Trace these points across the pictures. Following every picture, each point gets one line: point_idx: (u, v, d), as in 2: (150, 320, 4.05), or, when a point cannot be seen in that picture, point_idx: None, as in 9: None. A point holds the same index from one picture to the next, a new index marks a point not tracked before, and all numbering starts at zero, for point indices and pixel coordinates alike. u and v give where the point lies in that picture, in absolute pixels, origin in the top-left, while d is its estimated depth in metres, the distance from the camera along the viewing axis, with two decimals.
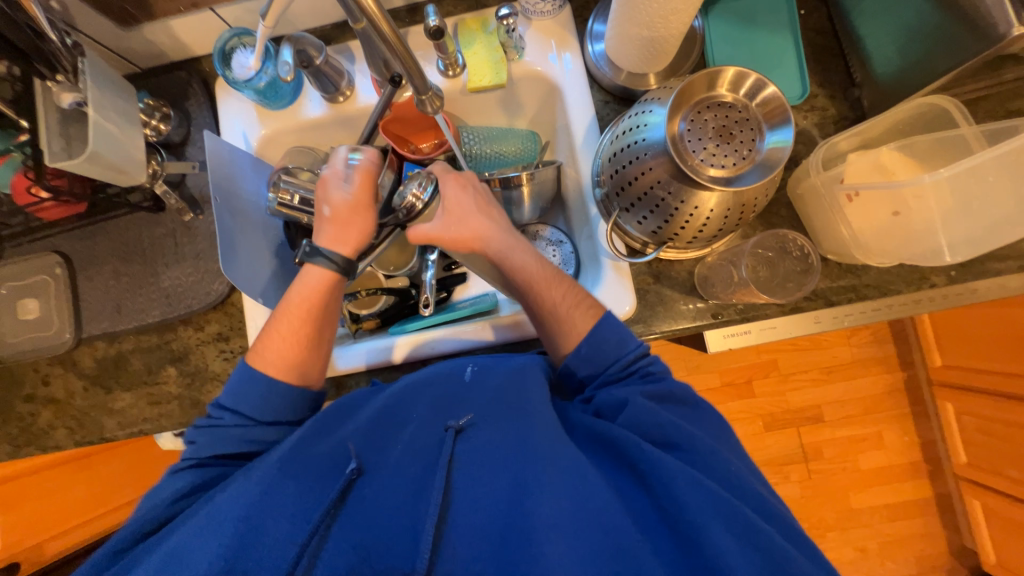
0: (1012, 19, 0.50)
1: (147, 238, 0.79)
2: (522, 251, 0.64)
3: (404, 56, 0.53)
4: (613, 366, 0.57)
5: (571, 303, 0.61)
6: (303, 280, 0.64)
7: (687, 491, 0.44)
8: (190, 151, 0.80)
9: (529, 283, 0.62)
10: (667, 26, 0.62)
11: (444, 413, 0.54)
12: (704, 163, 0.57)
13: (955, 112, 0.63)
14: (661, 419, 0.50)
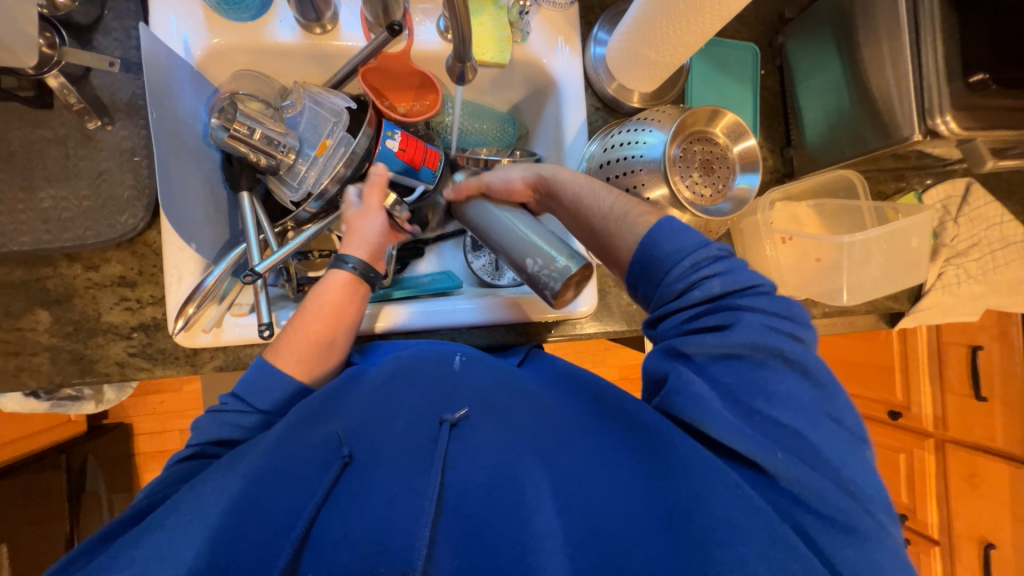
0: (915, 128, 0.65)
1: (20, 140, 0.60)
2: (568, 170, 0.60)
3: (461, 28, 0.51)
4: (675, 275, 0.50)
5: (631, 207, 0.56)
6: (324, 284, 0.60)
7: (704, 485, 0.43)
8: (101, 40, 0.62)
9: (578, 197, 0.58)
10: (671, 56, 0.67)
11: (439, 406, 0.53)
12: (687, 189, 0.64)
13: (858, 186, 0.81)
14: (705, 407, 0.45)
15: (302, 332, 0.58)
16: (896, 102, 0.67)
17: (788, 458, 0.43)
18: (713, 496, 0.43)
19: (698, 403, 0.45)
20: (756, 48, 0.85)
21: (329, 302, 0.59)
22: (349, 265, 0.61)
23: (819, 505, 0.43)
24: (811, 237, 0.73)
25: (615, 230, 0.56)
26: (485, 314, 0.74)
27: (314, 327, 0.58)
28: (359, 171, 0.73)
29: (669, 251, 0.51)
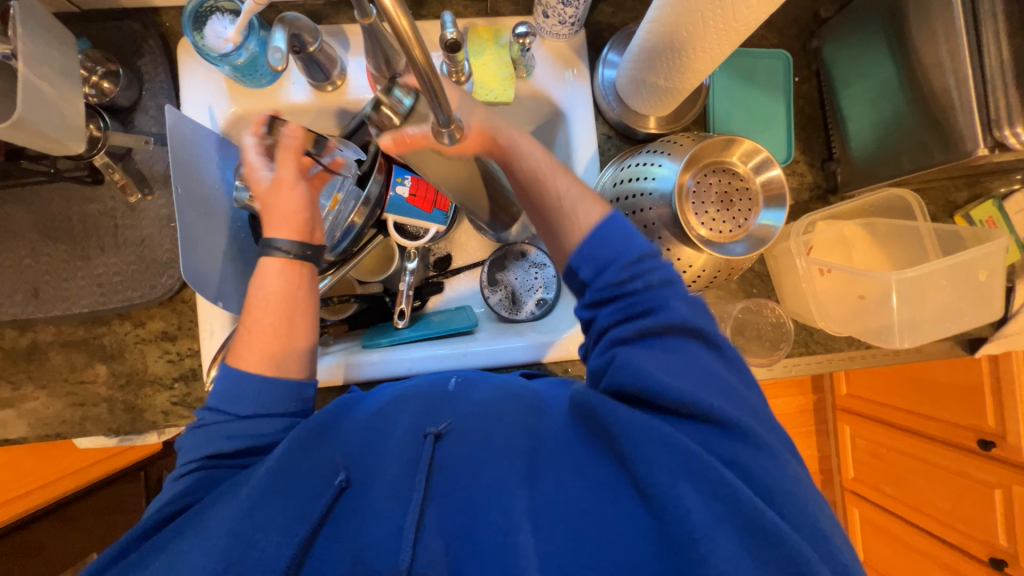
0: (979, 141, 0.56)
1: (78, 214, 0.68)
2: (529, 142, 0.56)
3: (432, 86, 0.41)
4: (616, 265, 0.49)
5: (580, 190, 0.54)
6: (263, 274, 0.57)
7: (656, 456, 0.41)
8: (140, 120, 0.69)
9: (534, 173, 0.55)
10: (681, 82, 0.63)
11: (422, 420, 0.53)
12: (701, 225, 0.59)
13: (916, 208, 0.73)
14: (651, 383, 0.44)
15: (252, 338, 0.55)
16: (954, 110, 0.57)
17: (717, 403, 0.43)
18: (661, 462, 0.41)
19: (627, 369, 0.45)
20: (786, 55, 0.78)
21: (276, 293, 0.56)
22: (280, 248, 0.57)
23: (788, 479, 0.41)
24: (850, 270, 0.66)
25: (574, 212, 0.53)
26: (498, 356, 0.75)
27: (266, 322, 0.55)
28: (373, 218, 0.76)
29: (617, 240, 0.49)
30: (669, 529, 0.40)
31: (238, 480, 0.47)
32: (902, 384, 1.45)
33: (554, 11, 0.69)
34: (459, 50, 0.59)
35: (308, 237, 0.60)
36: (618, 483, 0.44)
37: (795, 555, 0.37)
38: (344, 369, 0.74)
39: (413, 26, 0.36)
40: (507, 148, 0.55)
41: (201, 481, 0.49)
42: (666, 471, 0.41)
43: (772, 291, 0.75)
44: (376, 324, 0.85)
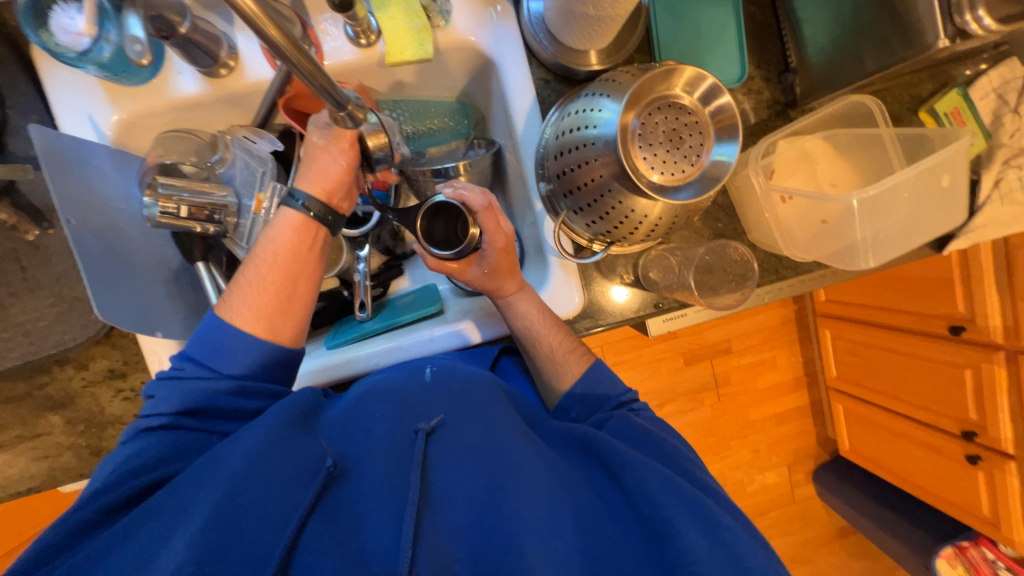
0: (939, 32, 0.50)
1: None
2: (528, 300, 0.65)
3: (310, 72, 0.36)
4: (604, 405, 0.63)
5: (566, 347, 0.65)
6: (278, 224, 0.57)
7: (649, 477, 0.51)
8: (14, 143, 0.61)
9: (528, 330, 0.65)
10: (612, 8, 0.55)
11: (413, 416, 0.55)
12: (651, 170, 0.54)
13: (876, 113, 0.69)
14: (638, 436, 0.58)
15: (256, 288, 0.55)
16: None
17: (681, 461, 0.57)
18: (652, 475, 0.51)
19: (625, 430, 0.59)
20: None
21: (285, 250, 0.56)
22: (299, 202, 0.57)
23: (731, 511, 0.54)
24: (813, 196, 0.62)
25: (549, 379, 0.67)
26: (464, 336, 0.72)
27: (273, 278, 0.56)
28: None
29: (604, 387, 0.64)
30: (642, 517, 0.50)
31: (211, 462, 0.48)
32: (877, 284, 1.48)
33: None
34: (351, 7, 0.56)
35: (331, 200, 0.59)
36: (598, 493, 0.54)
37: (740, 553, 0.47)
38: (313, 376, 0.71)
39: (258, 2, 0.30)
40: (507, 312, 0.65)
41: (166, 449, 0.51)
42: (653, 482, 0.50)
43: (737, 222, 0.73)
44: (340, 320, 0.82)
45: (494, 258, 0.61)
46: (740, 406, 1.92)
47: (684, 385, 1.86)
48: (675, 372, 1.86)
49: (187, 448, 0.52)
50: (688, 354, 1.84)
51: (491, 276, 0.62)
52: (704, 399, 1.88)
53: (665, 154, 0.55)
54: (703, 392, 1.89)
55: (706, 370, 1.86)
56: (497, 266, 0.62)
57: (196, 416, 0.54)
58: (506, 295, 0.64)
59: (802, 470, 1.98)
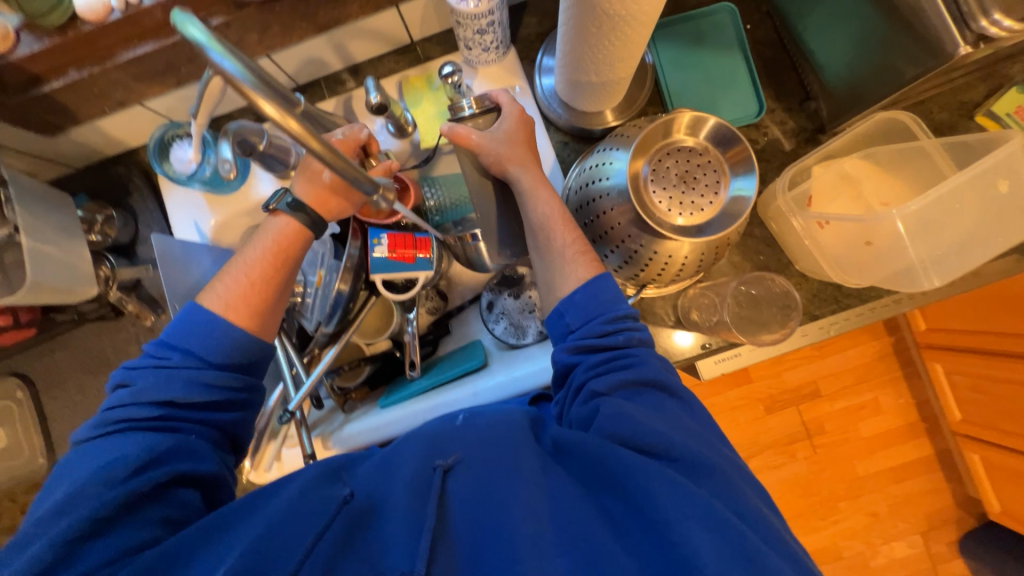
0: (958, 40, 0.48)
1: (110, 346, 0.75)
2: (544, 191, 0.63)
3: (341, 166, 0.41)
4: (598, 320, 0.58)
5: (577, 247, 0.61)
6: (269, 231, 0.60)
7: (653, 479, 0.47)
8: (142, 250, 0.76)
9: (544, 219, 0.61)
10: (612, 73, 0.60)
11: (430, 450, 0.54)
12: (672, 214, 0.56)
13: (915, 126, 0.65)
14: (649, 425, 0.51)
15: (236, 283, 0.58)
16: (921, 10, 0.50)
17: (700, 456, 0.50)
18: (659, 486, 0.46)
19: (629, 417, 0.51)
20: (731, 5, 0.73)
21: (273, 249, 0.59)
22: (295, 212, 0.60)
23: (759, 516, 0.48)
24: (850, 219, 0.57)
25: (555, 282, 0.61)
26: (508, 388, 0.75)
27: (261, 278, 0.59)
28: (360, 281, 0.78)
29: (605, 300, 0.58)
30: (650, 524, 0.46)
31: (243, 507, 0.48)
32: (988, 307, 1.27)
33: (475, 43, 0.68)
34: (386, 110, 0.64)
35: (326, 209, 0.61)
36: (606, 506, 0.49)
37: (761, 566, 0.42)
38: (369, 435, 0.75)
39: (304, 126, 0.37)
40: (523, 194, 0.62)
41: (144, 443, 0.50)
42: (657, 485, 0.46)
43: (777, 250, 0.71)
44: (395, 380, 0.87)
45: (507, 126, 0.63)
46: (843, 458, 1.66)
47: (769, 435, 1.67)
48: (756, 421, 1.68)
49: (181, 448, 0.52)
50: (768, 401, 1.66)
51: (508, 143, 0.62)
52: (795, 451, 1.66)
53: (680, 195, 0.56)
54: (792, 443, 1.67)
55: (793, 417, 1.66)
56: (514, 138, 0.63)
57: (173, 399, 0.53)
58: (520, 171, 0.62)
59: (942, 539, 1.64)
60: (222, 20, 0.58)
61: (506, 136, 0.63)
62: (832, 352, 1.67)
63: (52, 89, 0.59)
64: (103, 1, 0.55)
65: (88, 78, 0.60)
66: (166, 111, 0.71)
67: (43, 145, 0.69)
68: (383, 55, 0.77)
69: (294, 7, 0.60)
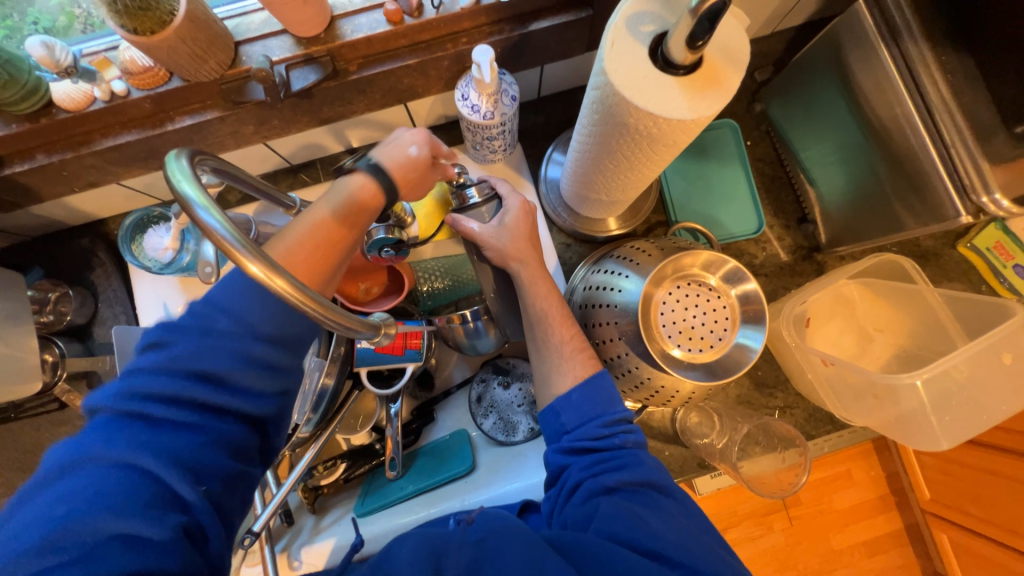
0: (960, 207, 0.49)
1: (49, 441, 0.66)
2: (545, 284, 0.60)
3: (332, 316, 0.36)
4: (595, 423, 0.55)
5: (575, 344, 0.58)
6: (285, 240, 0.46)
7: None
8: (98, 332, 0.69)
9: (543, 315, 0.59)
10: (623, 195, 0.60)
11: (436, 554, 0.48)
12: (671, 342, 0.55)
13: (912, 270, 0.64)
14: (648, 527, 0.48)
15: (279, 269, 0.44)
16: (926, 172, 0.51)
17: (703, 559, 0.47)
18: None
19: (625, 519, 0.48)
20: (733, 122, 0.75)
21: (303, 261, 0.46)
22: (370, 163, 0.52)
23: None
24: (857, 371, 0.56)
25: (551, 379, 0.58)
26: (493, 498, 0.71)
27: (303, 253, 0.46)
28: (345, 372, 0.74)
29: (602, 401, 0.56)
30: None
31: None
32: None
33: (483, 146, 0.67)
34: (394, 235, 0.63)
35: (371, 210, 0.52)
36: None
37: None
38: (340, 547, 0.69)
39: (292, 282, 0.33)
40: (522, 289, 0.60)
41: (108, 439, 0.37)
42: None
43: (775, 367, 0.71)
44: (371, 473, 0.81)
45: (511, 220, 0.61)
46: (819, 531, 1.66)
47: (747, 507, 1.65)
48: (735, 492, 1.66)
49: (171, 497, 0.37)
50: None
51: (511, 237, 0.59)
52: (772, 523, 1.65)
53: (688, 329, 0.55)
54: (770, 515, 1.66)
55: None
56: (516, 230, 0.61)
57: (164, 403, 0.39)
58: (521, 268, 0.60)
59: None
60: (217, 115, 0.55)
61: (508, 230, 0.61)
62: None
63: (13, 172, 0.54)
64: (85, 92, 0.51)
65: (58, 163, 0.54)
66: (144, 188, 0.66)
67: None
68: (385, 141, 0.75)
69: (295, 105, 0.57)
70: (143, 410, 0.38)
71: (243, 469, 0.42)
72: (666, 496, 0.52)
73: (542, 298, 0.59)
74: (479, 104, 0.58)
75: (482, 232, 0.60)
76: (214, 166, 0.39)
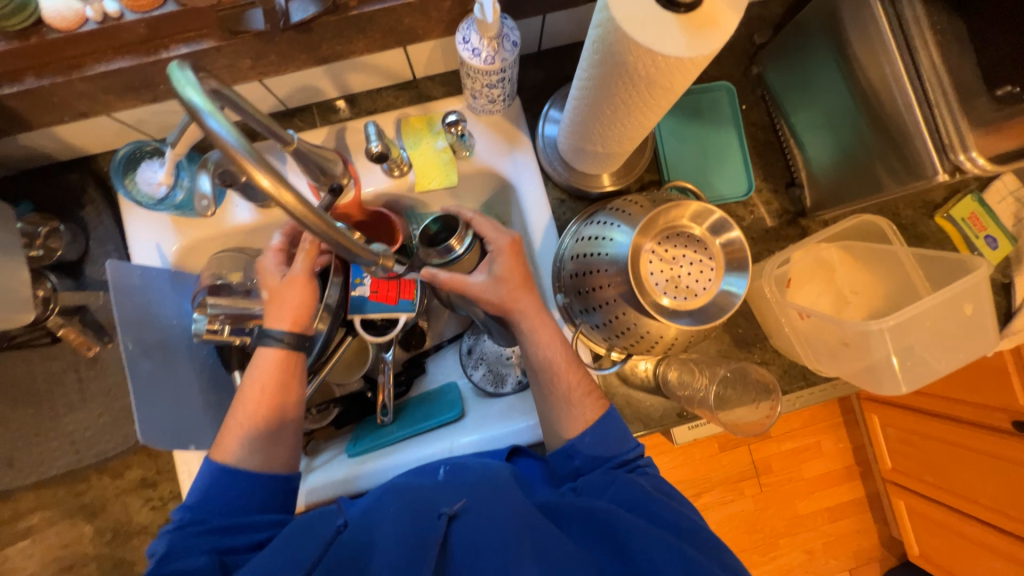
0: (938, 166, 0.51)
1: (41, 374, 0.67)
2: (543, 330, 0.64)
3: (336, 237, 0.39)
4: (610, 462, 0.62)
5: (582, 389, 0.64)
6: (258, 364, 0.62)
7: (653, 544, 0.51)
8: (90, 270, 0.69)
9: (544, 363, 0.64)
10: (619, 147, 0.61)
11: (434, 502, 0.56)
12: (660, 292, 0.57)
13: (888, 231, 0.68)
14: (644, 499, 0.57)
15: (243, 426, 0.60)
16: (909, 133, 0.53)
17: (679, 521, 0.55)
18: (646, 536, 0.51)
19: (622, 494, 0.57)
20: (729, 85, 0.76)
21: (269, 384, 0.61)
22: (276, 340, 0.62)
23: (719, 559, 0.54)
24: (831, 321, 0.59)
25: (559, 423, 0.64)
26: (482, 445, 0.72)
27: (256, 414, 0.60)
28: (339, 319, 0.75)
29: (614, 444, 0.63)
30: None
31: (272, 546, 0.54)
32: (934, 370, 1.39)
33: (482, 94, 0.67)
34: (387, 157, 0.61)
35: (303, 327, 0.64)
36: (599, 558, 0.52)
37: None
38: (325, 488, 0.70)
39: (299, 197, 0.35)
40: (523, 339, 0.64)
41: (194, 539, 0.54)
42: (657, 550, 0.50)
43: (756, 326, 0.74)
44: (362, 421, 0.83)
45: (501, 263, 0.64)
46: (787, 498, 1.75)
47: (721, 473, 1.73)
48: (710, 459, 1.74)
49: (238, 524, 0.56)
50: (723, 440, 1.73)
51: (505, 292, 0.63)
52: (744, 488, 1.74)
53: (675, 278, 0.58)
54: (741, 481, 1.75)
55: (744, 456, 1.74)
56: (509, 276, 0.64)
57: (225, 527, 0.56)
58: (520, 317, 0.64)
59: None
60: (213, 45, 0.54)
61: (501, 279, 0.63)
62: None
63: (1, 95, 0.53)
64: (77, 11, 0.50)
65: (47, 87, 0.53)
66: (136, 123, 0.65)
67: None
68: (383, 89, 0.74)
69: (294, 40, 0.56)
70: (212, 530, 0.55)
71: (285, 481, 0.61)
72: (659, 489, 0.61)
73: (538, 347, 0.64)
74: (480, 49, 0.58)
75: (474, 287, 0.63)
76: (217, 88, 0.40)
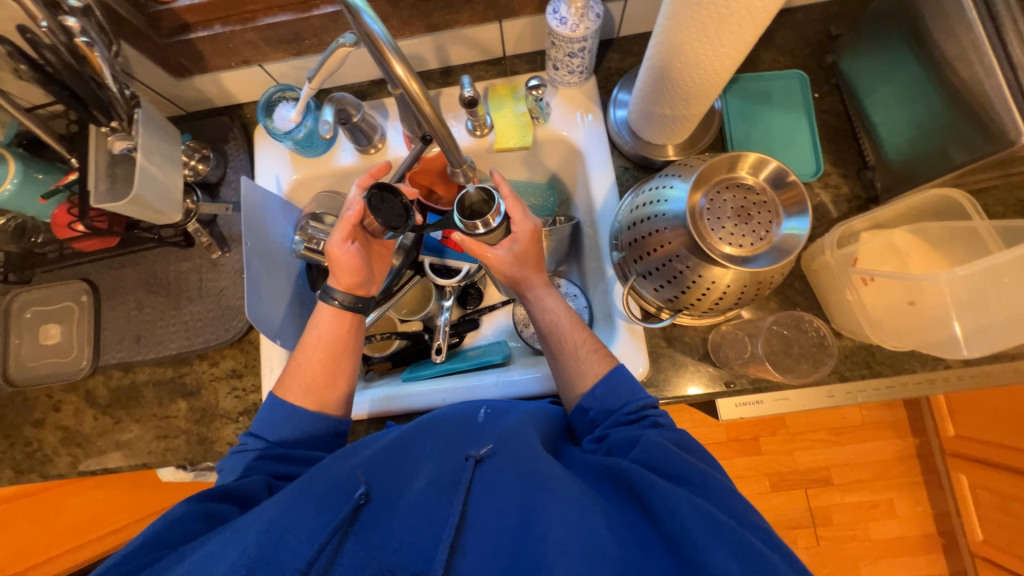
0: (1022, 128, 0.50)
1: (173, 271, 0.81)
2: (550, 296, 0.69)
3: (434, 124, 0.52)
4: (623, 410, 0.59)
5: (589, 346, 0.65)
6: (318, 318, 0.69)
7: (680, 506, 0.46)
8: (224, 192, 0.84)
9: (554, 324, 0.67)
10: (686, 109, 0.65)
11: (465, 445, 0.58)
12: (723, 242, 0.59)
13: (968, 206, 0.66)
14: (672, 456, 0.52)
15: (304, 369, 0.66)
16: (990, 99, 0.53)
17: (714, 487, 0.50)
18: (672, 499, 0.47)
19: (651, 451, 0.52)
20: (803, 74, 0.78)
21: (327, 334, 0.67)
22: (335, 300, 0.69)
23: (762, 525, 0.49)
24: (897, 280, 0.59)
25: (573, 381, 0.64)
26: (523, 386, 0.75)
27: (315, 357, 0.66)
28: (410, 259, 0.84)
29: (623, 392, 0.61)
30: (672, 546, 0.46)
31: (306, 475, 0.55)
32: None
33: (563, 64, 0.75)
34: (475, 106, 0.72)
35: (358, 291, 0.71)
36: (625, 519, 0.50)
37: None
38: (376, 403, 0.76)
39: (422, 90, 0.48)
40: (533, 307, 0.69)
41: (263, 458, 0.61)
42: (684, 510, 0.46)
43: (815, 307, 0.72)
44: (417, 361, 0.89)
45: (522, 245, 0.67)
46: (848, 558, 1.56)
47: (771, 515, 1.58)
48: (760, 497, 1.60)
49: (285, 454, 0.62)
50: (775, 477, 1.58)
51: (520, 264, 0.67)
52: (797, 537, 1.57)
53: (734, 228, 0.60)
54: (794, 529, 1.58)
55: (800, 501, 1.57)
56: (525, 257, 0.68)
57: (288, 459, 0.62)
58: (530, 290, 0.69)
59: None
60: None
61: (519, 254, 0.67)
62: (850, 441, 1.59)
63: (195, 37, 0.69)
64: None
65: (228, 33, 0.69)
66: (279, 76, 0.80)
67: (168, 85, 0.78)
68: (476, 63, 0.84)
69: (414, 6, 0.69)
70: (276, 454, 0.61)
71: (339, 422, 0.67)
72: (688, 448, 0.56)
73: (562, 307, 0.68)
74: (567, 17, 0.66)
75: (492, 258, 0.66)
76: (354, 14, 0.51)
